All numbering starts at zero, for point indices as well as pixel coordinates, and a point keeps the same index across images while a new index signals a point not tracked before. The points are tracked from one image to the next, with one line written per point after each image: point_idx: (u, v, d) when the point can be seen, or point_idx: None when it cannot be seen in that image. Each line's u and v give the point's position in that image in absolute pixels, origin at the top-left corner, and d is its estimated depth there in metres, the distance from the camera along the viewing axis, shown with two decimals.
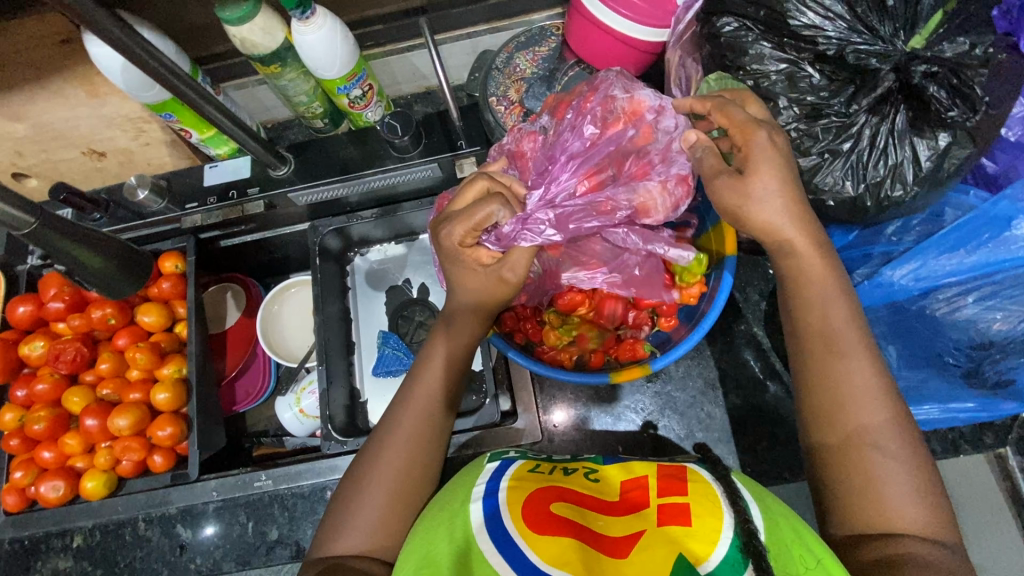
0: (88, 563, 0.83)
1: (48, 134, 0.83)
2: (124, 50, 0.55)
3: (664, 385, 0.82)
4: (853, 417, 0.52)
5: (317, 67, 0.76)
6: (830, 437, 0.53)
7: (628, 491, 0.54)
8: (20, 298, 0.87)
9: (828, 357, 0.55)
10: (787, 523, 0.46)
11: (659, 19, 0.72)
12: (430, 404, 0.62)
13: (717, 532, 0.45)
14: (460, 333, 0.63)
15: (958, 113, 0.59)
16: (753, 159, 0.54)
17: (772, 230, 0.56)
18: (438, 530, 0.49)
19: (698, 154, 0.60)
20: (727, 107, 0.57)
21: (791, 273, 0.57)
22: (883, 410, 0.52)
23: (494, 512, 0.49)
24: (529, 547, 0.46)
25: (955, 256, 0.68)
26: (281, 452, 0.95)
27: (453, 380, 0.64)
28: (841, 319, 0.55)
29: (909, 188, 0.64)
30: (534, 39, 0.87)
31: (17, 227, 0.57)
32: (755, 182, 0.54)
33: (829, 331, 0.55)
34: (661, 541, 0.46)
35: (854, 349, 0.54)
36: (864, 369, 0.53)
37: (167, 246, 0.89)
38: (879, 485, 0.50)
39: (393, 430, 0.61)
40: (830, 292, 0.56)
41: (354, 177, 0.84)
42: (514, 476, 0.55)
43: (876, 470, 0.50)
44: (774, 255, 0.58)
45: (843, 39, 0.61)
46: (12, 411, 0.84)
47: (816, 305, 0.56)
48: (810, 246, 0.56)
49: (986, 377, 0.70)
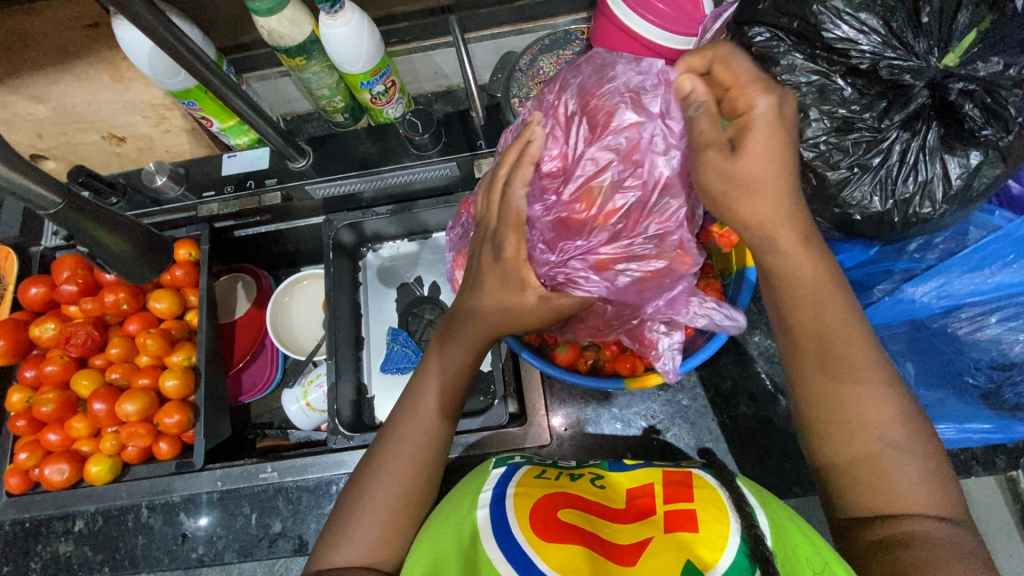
0: (89, 548, 0.82)
1: (70, 117, 0.83)
2: (153, 34, 0.55)
3: (675, 394, 0.82)
4: (853, 417, 0.52)
5: (343, 62, 0.76)
6: (832, 434, 0.53)
7: (636, 498, 0.54)
8: (33, 279, 0.87)
9: (825, 359, 0.54)
10: (793, 525, 0.47)
11: (686, 27, 0.72)
12: (425, 399, 0.62)
13: (724, 538, 0.44)
14: (464, 340, 0.61)
15: (991, 133, 0.58)
16: (748, 135, 0.49)
17: (759, 226, 0.52)
18: (445, 533, 0.49)
19: (691, 110, 0.52)
20: (729, 58, 0.50)
21: (778, 276, 0.55)
22: (885, 402, 0.52)
23: (502, 519, 0.49)
24: (537, 555, 0.45)
25: (979, 276, 0.69)
26: (283, 444, 0.93)
27: (443, 382, 0.62)
28: (838, 321, 0.54)
29: (937, 205, 0.64)
30: (557, 43, 0.86)
31: (42, 206, 0.57)
32: (742, 163, 0.49)
33: (827, 334, 0.54)
34: (671, 547, 0.45)
35: (852, 348, 0.53)
36: (863, 368, 0.53)
37: (182, 234, 0.90)
38: (886, 477, 0.50)
39: (390, 437, 0.61)
40: (826, 292, 0.54)
41: (371, 173, 0.84)
42: (521, 482, 0.55)
43: (885, 465, 0.50)
44: (758, 256, 0.56)
45: (877, 53, 0.61)
46: (20, 392, 0.83)
47: (807, 305, 0.54)
48: (798, 246, 0.53)
49: (1006, 400, 0.69)
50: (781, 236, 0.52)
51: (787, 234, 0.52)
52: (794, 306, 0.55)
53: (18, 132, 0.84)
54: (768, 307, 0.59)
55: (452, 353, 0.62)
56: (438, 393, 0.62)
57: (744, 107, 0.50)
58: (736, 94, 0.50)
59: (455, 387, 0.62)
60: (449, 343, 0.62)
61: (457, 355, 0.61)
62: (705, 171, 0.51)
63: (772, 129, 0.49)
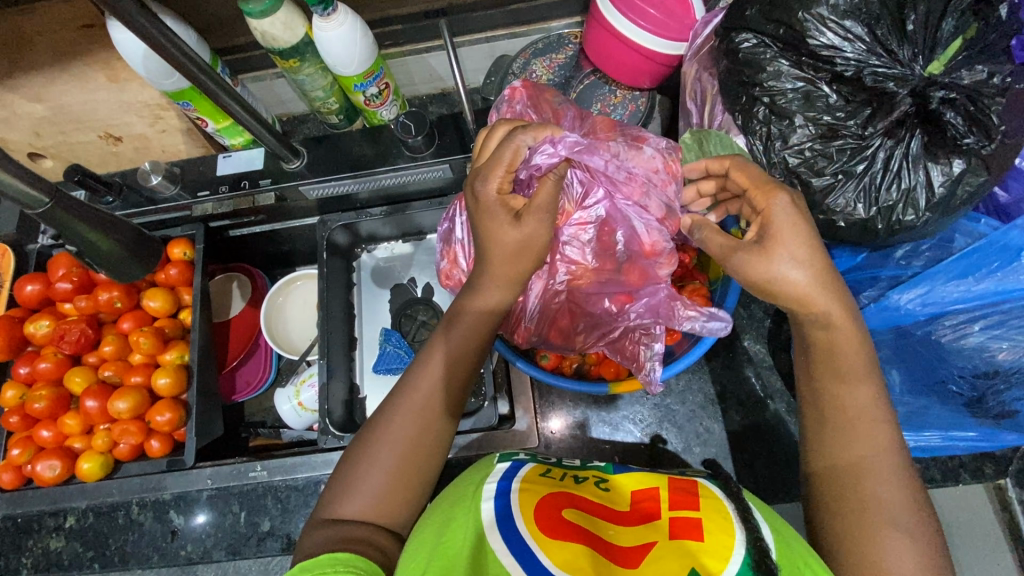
0: (79, 544, 0.83)
1: (66, 116, 0.84)
2: (146, 37, 0.56)
3: (664, 398, 0.82)
4: (866, 493, 0.52)
5: (336, 64, 0.76)
6: (841, 504, 0.52)
7: (639, 501, 0.54)
8: (29, 277, 0.88)
9: (848, 430, 0.54)
10: (799, 551, 0.47)
11: (677, 32, 0.73)
12: (434, 393, 0.61)
13: (729, 549, 0.45)
14: (480, 332, 0.62)
15: (974, 141, 0.60)
16: (773, 226, 0.53)
17: (804, 301, 0.54)
18: (455, 522, 0.49)
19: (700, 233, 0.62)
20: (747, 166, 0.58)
21: (817, 347, 0.56)
22: (897, 487, 0.51)
23: (506, 511, 0.49)
24: (541, 551, 0.46)
25: (963, 283, 0.68)
26: (276, 443, 0.95)
27: (457, 384, 0.62)
28: (866, 401, 0.55)
29: (920, 213, 0.64)
30: (551, 46, 0.88)
31: (30, 206, 0.57)
32: (774, 247, 0.53)
33: (846, 414, 0.55)
34: (674, 553, 0.46)
35: (875, 429, 0.54)
36: (875, 445, 0.53)
37: (177, 234, 0.90)
38: (887, 559, 0.49)
39: (384, 431, 0.59)
40: (860, 371, 0.55)
41: (366, 174, 0.85)
42: (526, 478, 0.55)
43: (886, 546, 0.49)
44: (805, 326, 0.56)
45: (861, 61, 0.61)
46: (14, 388, 0.84)
47: (844, 381, 0.55)
48: (846, 321, 0.54)
49: (989, 408, 0.70)
50: (833, 307, 0.54)
51: (834, 301, 0.54)
52: (824, 376, 0.56)
53: (16, 131, 0.85)
54: (799, 378, 0.59)
55: (460, 341, 0.62)
56: (440, 380, 0.61)
57: (762, 205, 0.55)
58: (756, 194, 0.56)
59: (458, 377, 0.62)
60: (460, 333, 0.62)
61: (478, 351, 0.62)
62: (743, 264, 0.55)
63: (794, 216, 0.53)
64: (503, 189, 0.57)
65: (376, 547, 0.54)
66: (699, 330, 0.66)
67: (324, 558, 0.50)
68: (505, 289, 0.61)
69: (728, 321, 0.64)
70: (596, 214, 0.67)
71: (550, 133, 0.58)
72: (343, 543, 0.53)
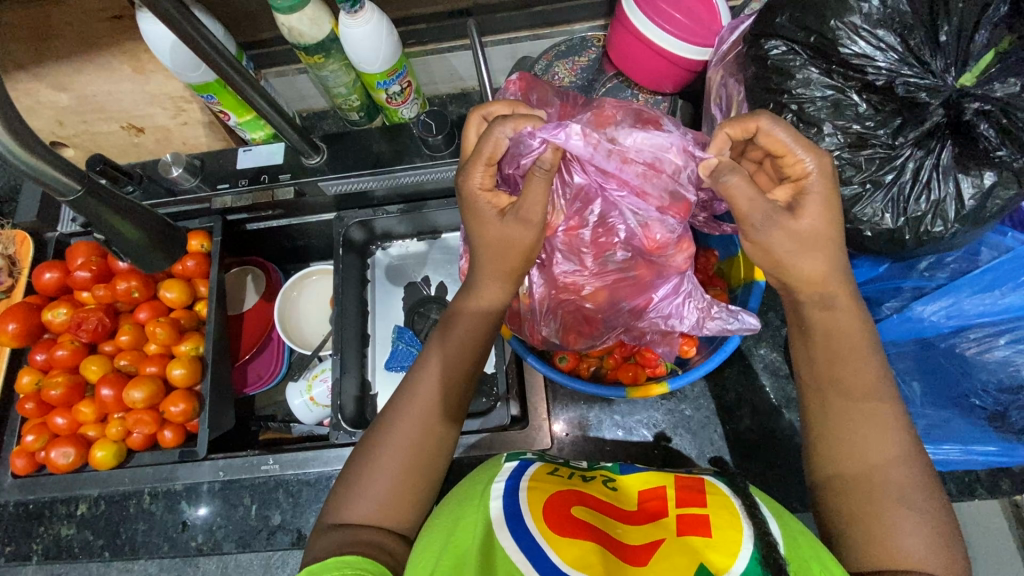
0: (90, 532, 0.83)
1: (90, 106, 0.85)
2: (175, 27, 0.56)
3: (678, 403, 0.82)
4: (868, 469, 0.52)
5: (361, 60, 0.77)
6: (843, 474, 0.53)
7: (647, 500, 0.54)
8: (47, 264, 0.89)
9: (851, 399, 0.55)
10: (806, 543, 0.47)
11: (702, 37, 0.73)
12: (426, 389, 0.61)
13: (737, 545, 0.45)
14: (472, 329, 0.63)
15: (1007, 153, 0.59)
16: (805, 198, 0.53)
17: (819, 279, 0.55)
18: (465, 518, 0.49)
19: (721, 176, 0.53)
20: (774, 128, 0.53)
21: (823, 326, 0.56)
22: (901, 459, 0.52)
23: (516, 510, 0.49)
24: (551, 548, 0.45)
25: (990, 296, 0.70)
26: (287, 437, 0.94)
27: (456, 381, 0.62)
28: (873, 373, 0.55)
29: (949, 224, 0.64)
30: (574, 49, 0.88)
31: (63, 192, 0.58)
32: (800, 217, 0.53)
33: (851, 392, 0.55)
34: (682, 551, 0.46)
35: (883, 402, 0.54)
36: (879, 416, 0.53)
37: (195, 225, 0.91)
38: (886, 526, 0.49)
39: (387, 430, 0.60)
40: (862, 346, 0.56)
41: (385, 172, 0.85)
42: (533, 476, 0.55)
43: (888, 513, 0.49)
44: (805, 306, 0.57)
45: (893, 70, 0.61)
46: (30, 374, 0.85)
47: (851, 358, 0.55)
48: (847, 300, 0.56)
49: (1013, 423, 0.68)
50: (840, 289, 0.55)
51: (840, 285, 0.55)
52: (817, 355, 0.57)
53: (40, 119, 0.86)
54: (798, 354, 0.60)
55: (456, 343, 0.63)
56: (439, 375, 0.62)
57: (796, 173, 0.54)
58: (789, 159, 0.54)
59: (458, 371, 0.62)
60: (452, 330, 0.63)
61: (467, 344, 0.63)
62: (769, 226, 0.52)
63: (826, 186, 0.53)
64: (486, 185, 0.59)
65: (387, 552, 0.54)
66: (725, 331, 0.67)
67: (331, 562, 0.50)
68: (500, 285, 0.62)
69: (757, 326, 0.65)
70: (594, 216, 0.66)
71: (531, 124, 0.56)
72: (350, 547, 0.52)
